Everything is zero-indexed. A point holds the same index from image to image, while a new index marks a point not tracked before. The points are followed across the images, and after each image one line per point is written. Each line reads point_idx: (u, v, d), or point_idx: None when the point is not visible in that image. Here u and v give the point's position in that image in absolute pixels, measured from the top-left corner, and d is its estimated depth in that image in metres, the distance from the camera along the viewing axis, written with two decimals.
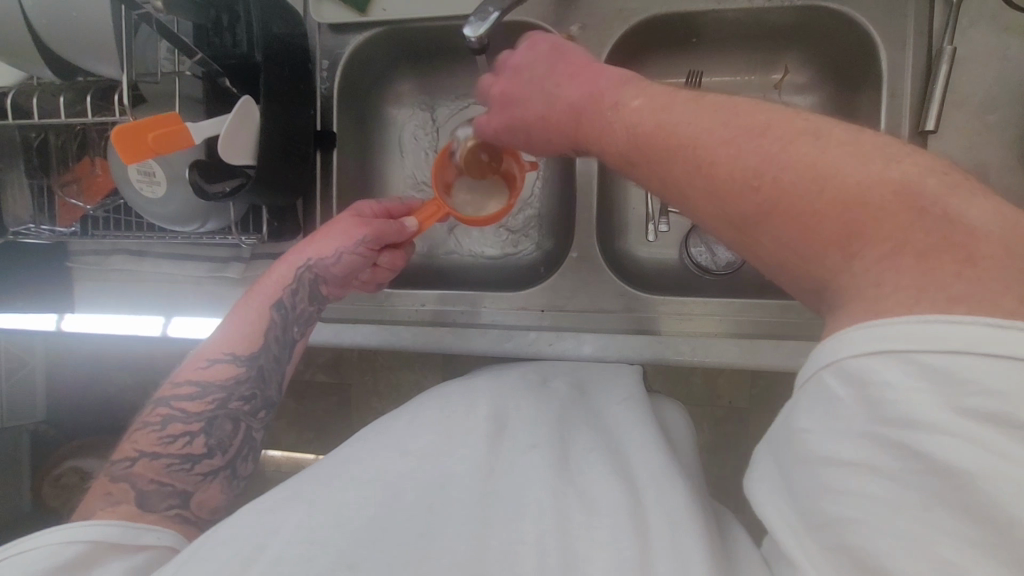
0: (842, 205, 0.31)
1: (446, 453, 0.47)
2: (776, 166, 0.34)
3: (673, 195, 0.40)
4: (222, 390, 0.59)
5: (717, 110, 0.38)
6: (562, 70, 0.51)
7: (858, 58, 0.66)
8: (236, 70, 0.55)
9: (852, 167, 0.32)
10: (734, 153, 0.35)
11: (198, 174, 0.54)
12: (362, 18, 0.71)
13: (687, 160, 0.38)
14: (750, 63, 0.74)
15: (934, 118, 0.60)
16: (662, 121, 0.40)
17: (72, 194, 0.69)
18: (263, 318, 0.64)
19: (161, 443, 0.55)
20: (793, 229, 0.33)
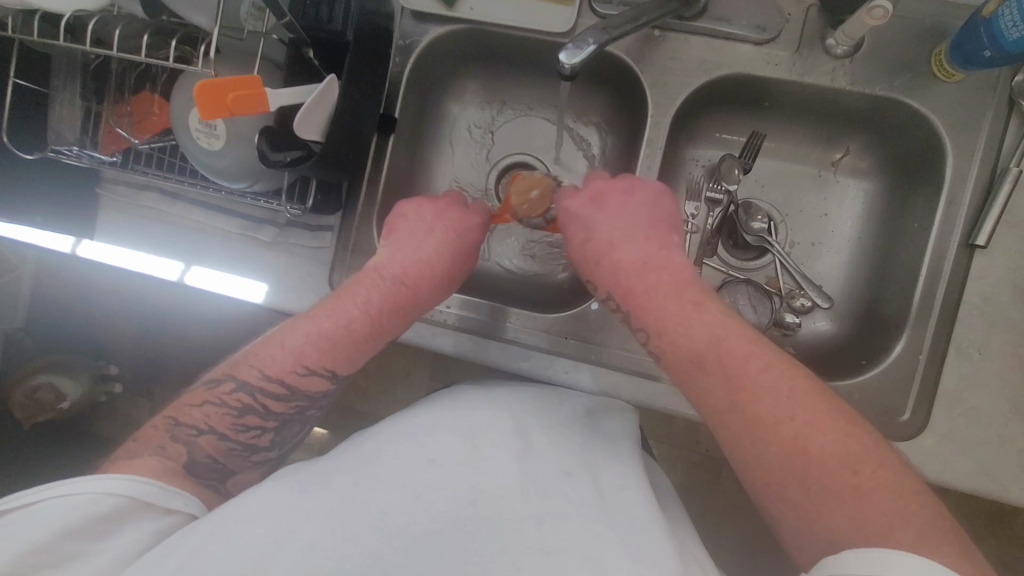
0: (859, 479, 0.43)
1: (471, 460, 0.45)
2: (805, 433, 0.45)
3: (736, 432, 0.47)
4: (307, 398, 0.57)
5: (766, 386, 0.47)
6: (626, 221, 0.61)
7: (924, 158, 0.67)
8: (322, 43, 0.54)
9: (840, 440, 0.44)
10: (792, 416, 0.46)
11: (265, 140, 0.53)
12: (448, 12, 0.70)
13: (725, 419, 0.48)
14: (813, 137, 0.75)
15: (986, 234, 0.62)
16: (722, 355, 0.50)
17: (121, 125, 0.68)
18: (372, 346, 0.60)
19: (234, 428, 0.54)
20: (829, 493, 0.43)
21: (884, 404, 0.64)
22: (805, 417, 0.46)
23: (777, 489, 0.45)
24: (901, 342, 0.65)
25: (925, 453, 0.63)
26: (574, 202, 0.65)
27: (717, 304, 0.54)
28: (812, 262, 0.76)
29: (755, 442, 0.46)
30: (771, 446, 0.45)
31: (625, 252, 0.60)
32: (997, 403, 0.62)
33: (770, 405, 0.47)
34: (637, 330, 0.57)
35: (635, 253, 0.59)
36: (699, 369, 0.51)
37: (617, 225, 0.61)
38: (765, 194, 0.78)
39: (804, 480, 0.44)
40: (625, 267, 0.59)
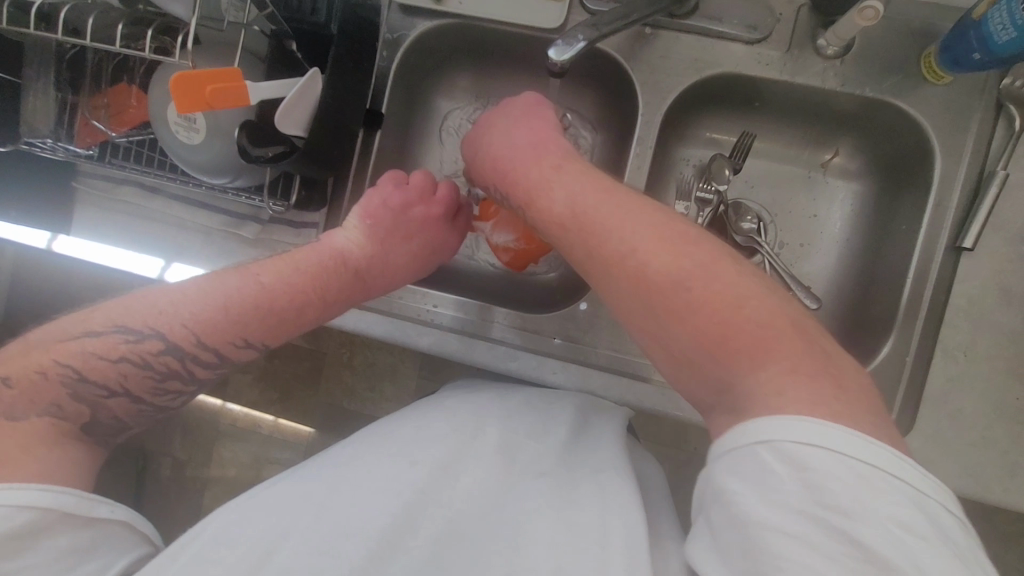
0: (718, 301, 0.41)
1: (451, 470, 0.45)
2: (676, 283, 0.43)
3: (606, 286, 0.47)
4: (234, 364, 0.56)
5: (625, 227, 0.47)
6: (528, 125, 0.61)
7: (911, 160, 0.67)
8: (305, 37, 0.54)
9: (725, 272, 0.43)
10: (653, 256, 0.44)
11: (246, 134, 0.51)
12: (436, 6, 0.69)
13: (595, 272, 0.48)
14: (803, 138, 0.75)
15: (973, 237, 0.62)
16: (585, 217, 0.49)
17: (98, 117, 0.66)
18: (317, 324, 0.60)
19: (154, 392, 0.51)
20: (700, 338, 0.41)
21: None
22: (670, 254, 0.44)
23: (656, 337, 0.44)
24: (887, 344, 0.65)
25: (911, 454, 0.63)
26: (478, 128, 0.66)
27: (597, 176, 0.52)
28: (801, 263, 0.76)
29: (623, 297, 0.46)
30: (631, 289, 0.45)
31: (511, 148, 0.59)
32: (981, 406, 0.63)
33: (630, 246, 0.46)
34: (522, 212, 0.57)
35: (522, 147, 0.58)
36: (569, 228, 0.50)
37: (501, 137, 0.61)
38: (754, 194, 0.77)
39: (689, 334, 0.42)
40: (506, 163, 0.59)
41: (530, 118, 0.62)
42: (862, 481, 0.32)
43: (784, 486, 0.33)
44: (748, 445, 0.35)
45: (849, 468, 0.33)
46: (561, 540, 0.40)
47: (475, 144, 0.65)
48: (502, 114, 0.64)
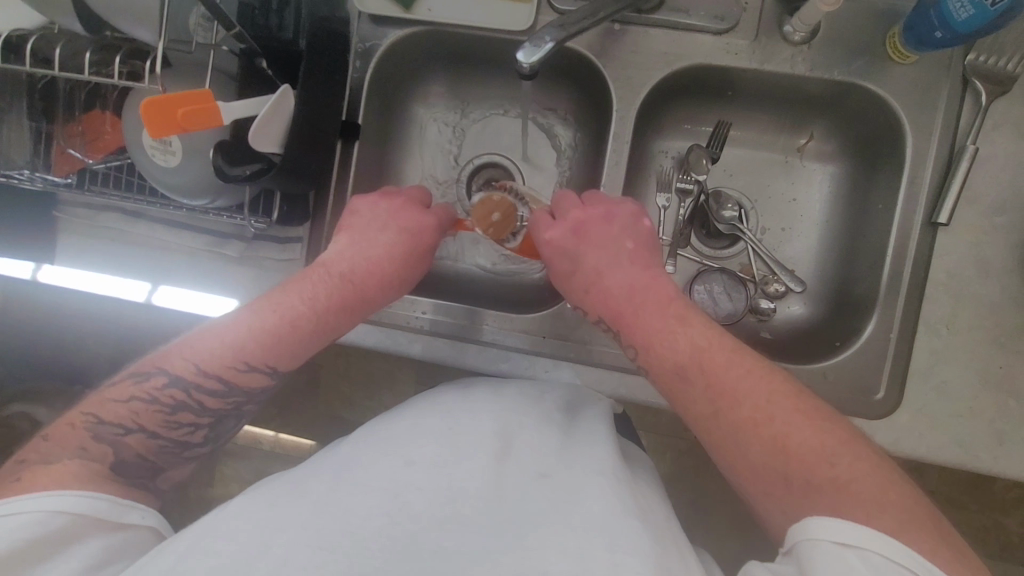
0: (841, 473, 0.42)
1: (450, 462, 0.45)
2: (806, 456, 0.44)
3: (728, 439, 0.47)
4: (245, 395, 0.55)
5: (732, 383, 0.49)
6: (622, 247, 0.60)
7: (883, 139, 0.68)
8: (274, 53, 0.53)
9: (808, 429, 0.45)
10: (790, 426, 0.45)
11: (221, 156, 0.52)
12: (406, 14, 0.69)
13: (707, 423, 0.49)
14: (778, 124, 0.76)
15: (947, 212, 0.63)
16: (712, 374, 0.50)
17: (74, 145, 0.66)
18: (322, 341, 0.58)
19: (165, 426, 0.52)
20: (824, 502, 0.42)
21: (860, 383, 0.65)
22: (785, 417, 0.46)
23: (759, 486, 0.46)
24: (871, 322, 0.66)
25: (901, 428, 0.64)
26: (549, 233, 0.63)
27: (714, 327, 0.53)
28: (783, 247, 0.77)
29: (733, 443, 0.47)
30: (755, 447, 0.46)
31: (611, 280, 0.59)
32: (966, 377, 0.64)
33: (743, 402, 0.48)
34: (626, 345, 0.57)
35: (624, 279, 0.58)
36: (681, 377, 0.51)
37: (597, 258, 0.60)
38: (734, 182, 0.78)
39: (783, 476, 0.44)
40: (612, 293, 0.58)
41: (607, 228, 0.61)
42: None
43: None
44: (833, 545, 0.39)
45: None
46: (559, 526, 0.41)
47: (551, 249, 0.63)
48: (585, 217, 0.62)
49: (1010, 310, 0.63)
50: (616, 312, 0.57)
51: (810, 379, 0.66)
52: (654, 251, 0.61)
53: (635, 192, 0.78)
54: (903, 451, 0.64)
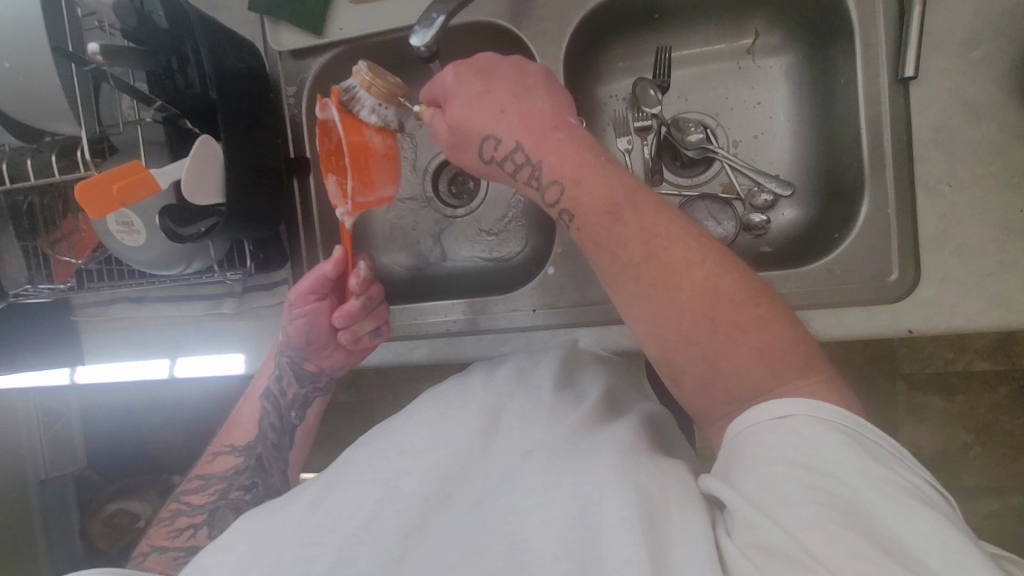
0: (753, 323, 0.42)
1: (435, 444, 0.48)
2: (731, 303, 0.43)
3: (656, 296, 0.45)
4: (223, 481, 0.63)
5: (675, 229, 0.46)
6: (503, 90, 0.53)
7: (826, 11, 0.64)
8: (193, 111, 0.55)
9: (742, 279, 0.44)
10: (724, 279, 0.44)
11: (168, 217, 0.55)
12: (320, 39, 0.70)
13: (660, 250, 0.45)
14: (719, 32, 0.73)
15: (912, 63, 0.58)
16: (641, 221, 0.45)
17: (63, 251, 0.70)
18: (257, 410, 0.67)
19: (170, 536, 0.59)
20: (747, 356, 0.42)
21: (868, 270, 0.61)
22: (721, 265, 0.45)
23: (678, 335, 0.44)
24: (865, 202, 0.62)
25: (925, 305, 0.59)
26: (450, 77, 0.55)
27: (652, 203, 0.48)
28: (761, 154, 0.73)
29: (679, 292, 0.44)
30: (685, 299, 0.44)
31: (527, 108, 0.52)
32: (987, 231, 0.58)
33: (675, 257, 0.44)
34: (547, 187, 0.50)
35: (540, 108, 0.52)
36: (618, 221, 0.46)
37: (510, 86, 0.53)
38: (691, 105, 0.75)
39: (727, 319, 0.43)
40: (527, 119, 0.51)
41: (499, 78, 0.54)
42: (877, 454, 0.38)
43: (812, 450, 0.38)
44: (778, 420, 0.41)
45: (869, 446, 0.38)
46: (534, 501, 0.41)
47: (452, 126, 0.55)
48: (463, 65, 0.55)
49: (1015, 148, 0.58)
50: (526, 150, 0.51)
51: (815, 278, 0.62)
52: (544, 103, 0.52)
53: None
54: (937, 327, 0.59)
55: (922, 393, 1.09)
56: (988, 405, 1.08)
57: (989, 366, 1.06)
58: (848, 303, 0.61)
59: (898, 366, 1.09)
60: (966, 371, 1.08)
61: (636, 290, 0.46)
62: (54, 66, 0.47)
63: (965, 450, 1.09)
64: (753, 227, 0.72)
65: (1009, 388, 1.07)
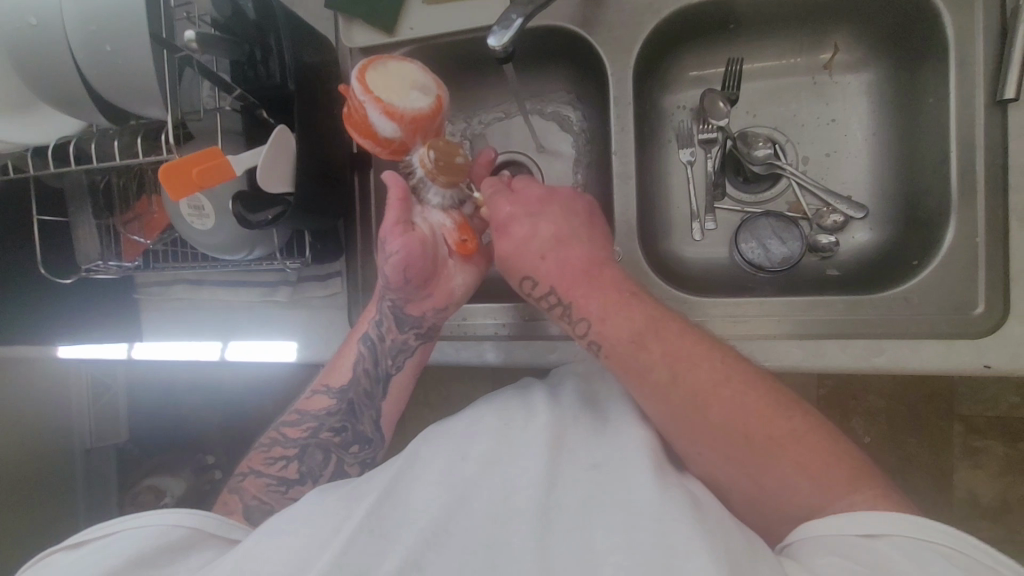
0: (782, 439, 0.45)
1: (501, 454, 0.46)
2: (758, 423, 0.46)
3: (691, 422, 0.47)
4: (315, 419, 0.62)
5: (696, 352, 0.49)
6: (563, 226, 0.58)
7: (920, 27, 0.61)
8: (271, 101, 0.56)
9: (775, 397, 0.47)
10: (760, 410, 0.47)
11: (242, 205, 0.55)
12: (391, 38, 0.71)
13: (711, 406, 0.47)
14: (796, 45, 0.70)
15: (1015, 84, 0.54)
16: (665, 344, 0.50)
17: (133, 230, 0.73)
18: (353, 351, 0.64)
19: (267, 463, 0.60)
20: (796, 468, 0.45)
21: (949, 302, 0.58)
22: (751, 393, 0.48)
23: (720, 449, 0.47)
24: (950, 230, 0.58)
25: (1012, 343, 0.55)
26: (506, 205, 0.59)
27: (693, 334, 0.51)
28: (834, 174, 0.70)
29: (704, 414, 0.47)
30: (723, 425, 0.47)
31: (568, 252, 0.57)
32: None
33: (703, 376, 0.48)
34: (577, 321, 0.55)
35: (580, 252, 0.57)
36: (642, 350, 0.50)
37: (557, 226, 0.58)
38: (761, 120, 0.72)
39: (751, 440, 0.46)
40: (568, 266, 0.56)
41: (559, 207, 0.59)
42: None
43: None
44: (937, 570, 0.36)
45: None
46: (609, 545, 0.38)
47: (505, 261, 0.59)
48: (524, 194, 0.60)
49: None
50: (562, 288, 0.56)
51: (891, 308, 0.59)
52: (591, 240, 0.58)
53: (655, 153, 0.74)
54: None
55: (983, 437, 1.02)
56: None
57: None
58: (925, 337, 0.58)
59: (957, 408, 1.03)
60: None
61: (688, 458, 0.49)
62: (150, 55, 0.50)
63: None
64: (821, 249, 0.69)
65: None
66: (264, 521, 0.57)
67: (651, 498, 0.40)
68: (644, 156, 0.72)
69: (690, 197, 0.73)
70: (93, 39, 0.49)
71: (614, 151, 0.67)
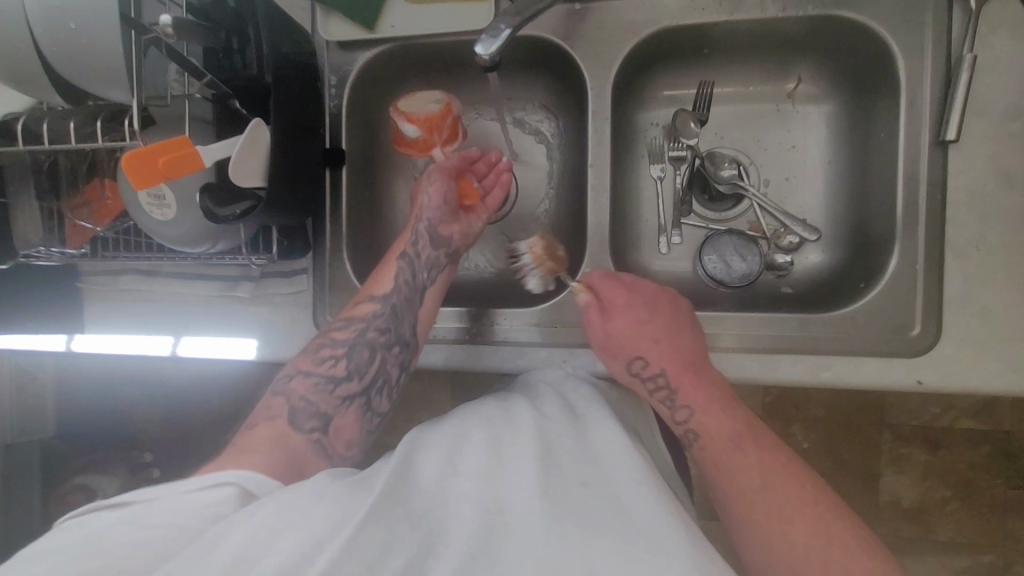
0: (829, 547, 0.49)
1: (489, 463, 0.46)
2: (810, 521, 0.50)
3: (748, 504, 0.52)
4: (363, 322, 0.63)
5: (769, 459, 0.54)
6: (678, 321, 0.62)
7: (875, 67, 0.66)
8: (246, 91, 0.55)
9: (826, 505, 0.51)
10: (804, 498, 0.51)
11: (208, 197, 0.53)
12: (370, 34, 0.70)
13: (755, 503, 0.52)
14: (763, 74, 0.74)
15: (956, 127, 0.59)
16: (738, 443, 0.55)
17: (82, 216, 0.68)
18: (391, 270, 0.66)
19: (315, 363, 0.60)
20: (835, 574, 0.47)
21: (891, 323, 0.62)
22: (794, 482, 0.52)
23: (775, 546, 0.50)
24: (894, 257, 0.63)
25: (943, 362, 0.60)
26: (619, 296, 0.64)
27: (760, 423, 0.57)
28: (791, 197, 0.74)
29: (768, 509, 0.51)
30: (780, 501, 0.51)
31: (678, 340, 0.62)
32: (1009, 297, 0.60)
33: (772, 475, 0.53)
34: (678, 407, 0.59)
35: (687, 343, 0.61)
36: (729, 446, 0.55)
37: (694, 337, 0.62)
38: (728, 142, 0.76)
39: (801, 542, 0.49)
40: (677, 354, 0.61)
41: (665, 302, 0.64)
42: None
43: None
44: None
45: None
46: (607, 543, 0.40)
47: (602, 349, 0.63)
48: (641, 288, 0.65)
49: None
50: (673, 372, 0.61)
51: (841, 327, 0.63)
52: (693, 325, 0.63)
53: (628, 167, 0.76)
54: (952, 385, 0.60)
55: (908, 443, 1.11)
56: (968, 462, 1.10)
57: (970, 425, 1.09)
58: (867, 354, 0.62)
59: (887, 417, 1.11)
60: (950, 427, 1.10)
61: (732, 508, 0.53)
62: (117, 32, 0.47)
63: (943, 504, 1.10)
64: (776, 267, 0.73)
65: (989, 448, 1.09)
66: (310, 422, 0.57)
67: (648, 518, 0.42)
68: (617, 169, 0.74)
69: (658, 210, 0.76)
70: (54, 14, 0.46)
71: (590, 164, 0.69)
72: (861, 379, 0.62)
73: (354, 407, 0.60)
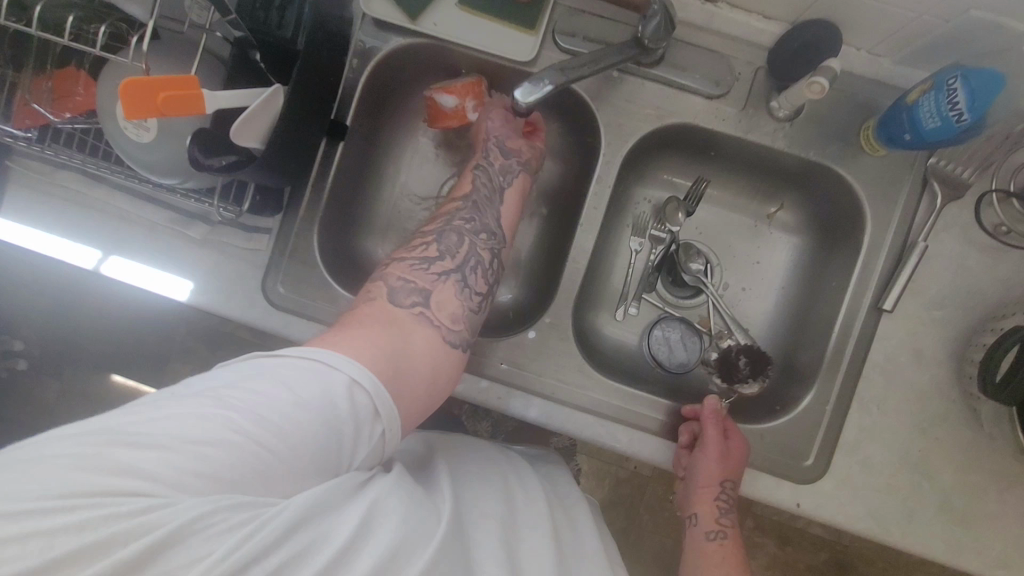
0: None
1: (512, 527, 0.56)
2: None
3: None
4: (449, 215, 0.65)
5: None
6: (720, 452, 0.65)
7: (846, 222, 0.73)
8: (270, 48, 0.53)
9: None
10: None
11: (197, 144, 0.51)
12: (410, 25, 0.68)
13: None
14: (753, 191, 0.79)
15: (893, 300, 0.67)
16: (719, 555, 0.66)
17: (39, 99, 0.62)
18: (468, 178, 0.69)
19: (411, 249, 0.60)
20: None
21: (791, 449, 0.69)
22: None
23: None
24: (811, 392, 0.70)
25: (823, 496, 0.68)
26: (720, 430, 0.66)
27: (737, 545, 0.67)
28: (742, 305, 0.80)
29: None
30: None
31: (729, 466, 0.66)
32: (888, 454, 0.68)
33: None
34: (719, 516, 0.67)
35: (732, 463, 0.66)
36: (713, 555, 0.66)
37: (722, 459, 0.66)
38: (704, 238, 0.80)
39: None
40: (733, 471, 0.66)
41: (725, 436, 0.66)
42: None
43: None
44: None
45: None
46: None
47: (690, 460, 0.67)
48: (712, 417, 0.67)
49: (937, 400, 0.68)
50: (720, 488, 0.66)
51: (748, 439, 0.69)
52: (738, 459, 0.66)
53: (610, 231, 0.79)
54: (823, 516, 0.67)
55: (763, 534, 1.22)
56: (805, 563, 1.22)
57: (819, 533, 1.21)
58: (763, 469, 0.69)
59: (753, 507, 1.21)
60: (803, 530, 1.21)
61: None
62: None
63: None
64: None
65: (827, 556, 1.22)
66: (410, 298, 0.55)
67: None
68: (601, 231, 0.77)
69: (625, 279, 0.79)
70: None
71: (580, 221, 0.71)
72: (753, 490, 0.68)
73: (451, 281, 0.58)
